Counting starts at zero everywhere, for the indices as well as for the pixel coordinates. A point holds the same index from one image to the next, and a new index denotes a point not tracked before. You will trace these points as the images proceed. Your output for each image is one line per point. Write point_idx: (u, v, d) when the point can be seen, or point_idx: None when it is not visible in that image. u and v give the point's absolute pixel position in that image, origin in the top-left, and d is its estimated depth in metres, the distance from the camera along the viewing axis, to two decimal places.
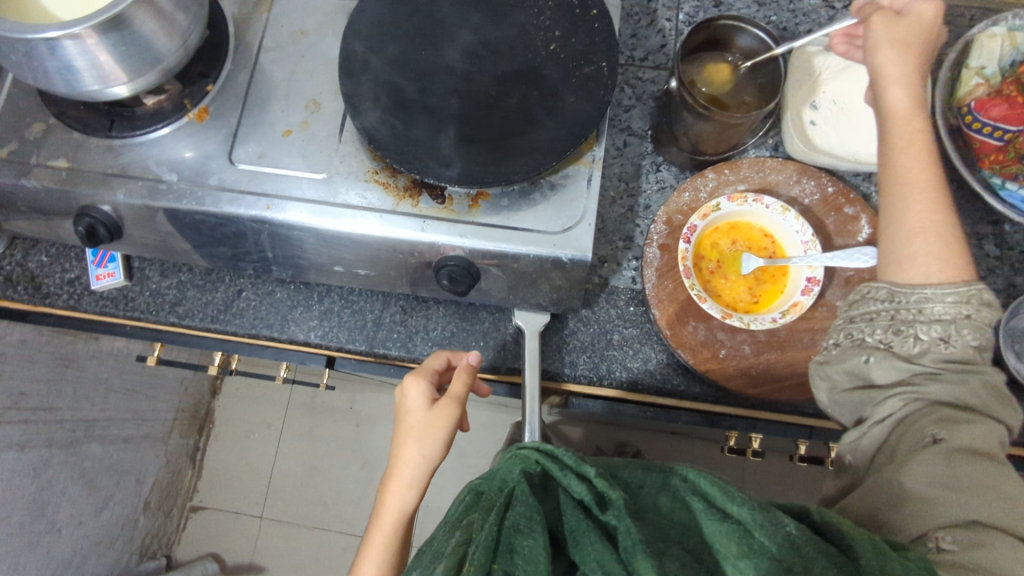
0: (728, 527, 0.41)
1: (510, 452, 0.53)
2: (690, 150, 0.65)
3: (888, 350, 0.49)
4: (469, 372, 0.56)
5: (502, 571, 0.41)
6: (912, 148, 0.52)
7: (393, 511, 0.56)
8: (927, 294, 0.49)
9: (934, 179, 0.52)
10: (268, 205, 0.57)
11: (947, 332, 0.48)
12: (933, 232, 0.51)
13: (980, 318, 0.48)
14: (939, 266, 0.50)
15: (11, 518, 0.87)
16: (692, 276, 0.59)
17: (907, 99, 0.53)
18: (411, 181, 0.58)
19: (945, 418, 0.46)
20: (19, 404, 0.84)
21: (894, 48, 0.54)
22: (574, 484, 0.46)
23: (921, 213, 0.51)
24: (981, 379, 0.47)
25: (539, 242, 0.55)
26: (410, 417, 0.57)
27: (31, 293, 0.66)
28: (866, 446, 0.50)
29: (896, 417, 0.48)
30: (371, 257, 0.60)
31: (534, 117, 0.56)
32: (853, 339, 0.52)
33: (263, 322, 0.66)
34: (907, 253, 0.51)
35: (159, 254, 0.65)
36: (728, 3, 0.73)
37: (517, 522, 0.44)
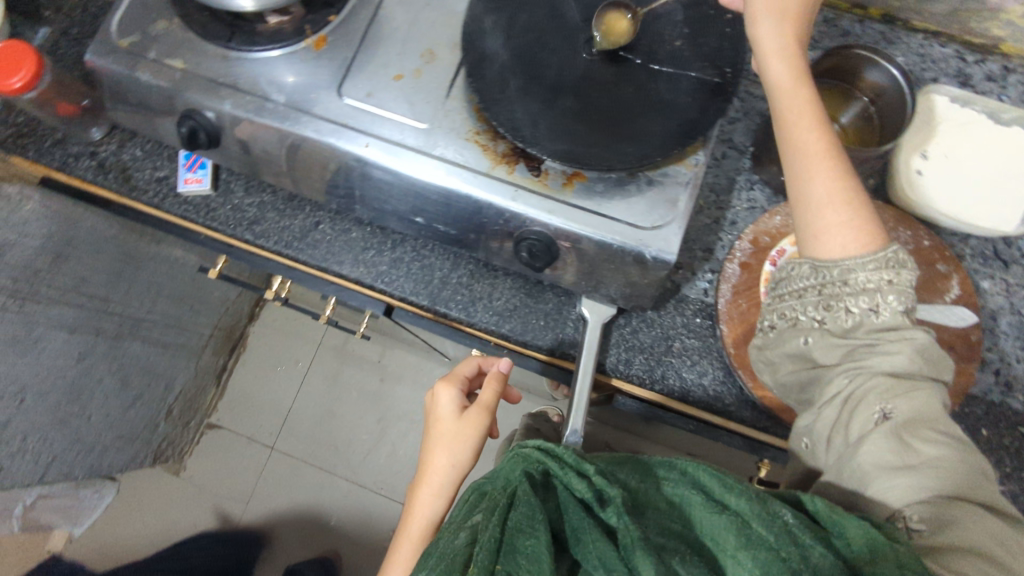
0: (727, 520, 0.42)
1: (513, 450, 0.52)
2: (788, 176, 0.63)
3: (822, 329, 0.51)
4: (499, 382, 0.60)
5: (504, 571, 0.41)
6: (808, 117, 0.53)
7: (422, 518, 0.59)
8: (850, 265, 0.49)
9: (832, 147, 0.52)
10: (366, 143, 0.57)
11: (874, 301, 0.49)
12: (840, 201, 0.50)
13: (903, 281, 0.48)
14: (853, 236, 0.50)
15: (51, 395, 0.89)
16: (772, 299, 0.60)
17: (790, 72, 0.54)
18: (511, 148, 0.58)
19: (889, 391, 0.47)
20: (79, 289, 0.87)
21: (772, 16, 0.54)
22: (573, 481, 0.46)
23: (828, 181, 0.51)
24: (910, 343, 0.48)
25: (625, 234, 0.55)
26: (442, 424, 0.61)
27: (120, 184, 0.68)
28: (822, 429, 0.51)
29: (843, 393, 0.49)
30: (453, 215, 0.60)
31: (647, 109, 0.56)
32: (789, 319, 0.53)
33: (335, 258, 0.66)
34: (820, 226, 0.51)
35: (249, 170, 0.66)
36: (856, 34, 0.71)
37: (520, 523, 0.44)
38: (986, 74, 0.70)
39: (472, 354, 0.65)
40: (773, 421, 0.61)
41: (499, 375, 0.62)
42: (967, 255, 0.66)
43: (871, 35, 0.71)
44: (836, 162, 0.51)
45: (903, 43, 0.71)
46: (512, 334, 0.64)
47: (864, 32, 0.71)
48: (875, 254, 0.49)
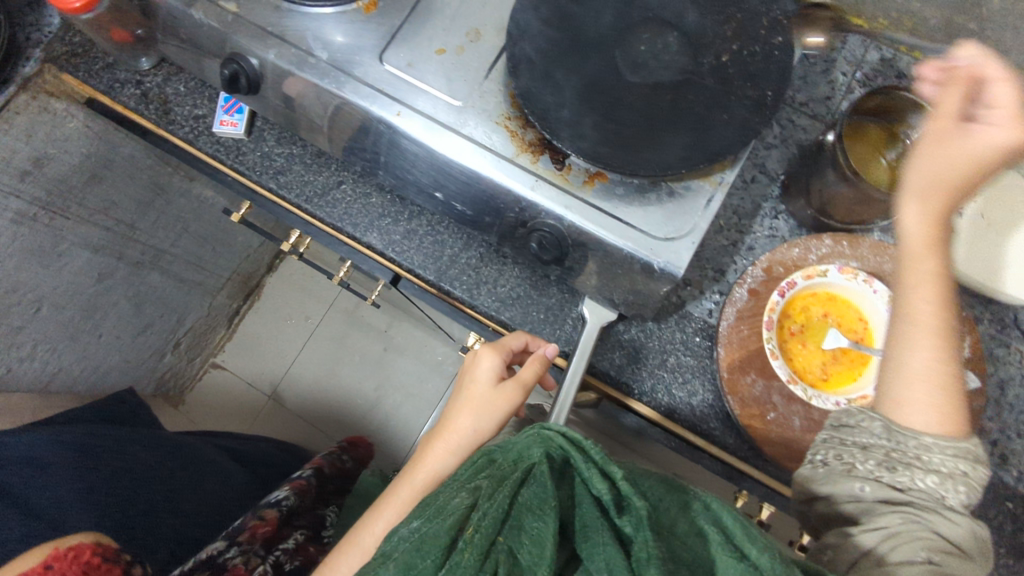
0: (742, 568, 0.41)
1: (531, 429, 0.52)
2: (814, 210, 0.62)
3: (878, 481, 0.49)
4: (541, 363, 0.59)
5: (505, 545, 0.42)
6: (934, 291, 0.51)
7: (429, 470, 0.59)
8: (925, 441, 0.48)
9: (942, 327, 0.51)
10: (399, 111, 0.58)
11: (941, 482, 0.47)
12: (935, 382, 0.50)
13: (974, 475, 0.48)
14: (936, 418, 0.49)
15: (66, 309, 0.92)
16: (773, 330, 0.57)
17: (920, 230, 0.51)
18: (539, 138, 0.57)
19: (938, 546, 0.45)
20: (108, 212, 0.90)
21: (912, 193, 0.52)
22: (595, 481, 0.46)
23: (930, 359, 0.50)
24: (969, 526, 0.46)
25: (637, 241, 0.54)
26: (476, 387, 0.61)
27: (159, 115, 0.70)
28: (850, 550, 0.48)
29: (892, 530, 0.46)
30: (471, 196, 0.60)
31: (681, 119, 0.55)
32: (842, 462, 0.51)
33: (351, 219, 0.67)
34: (907, 397, 0.50)
35: (284, 121, 0.67)
36: (910, 78, 0.70)
37: (530, 501, 0.45)
38: None
39: (518, 336, 0.62)
40: (754, 452, 0.61)
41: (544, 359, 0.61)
42: (984, 319, 0.64)
43: None
44: (942, 347, 0.50)
45: None
46: (511, 322, 0.65)
47: None
48: (958, 443, 0.48)
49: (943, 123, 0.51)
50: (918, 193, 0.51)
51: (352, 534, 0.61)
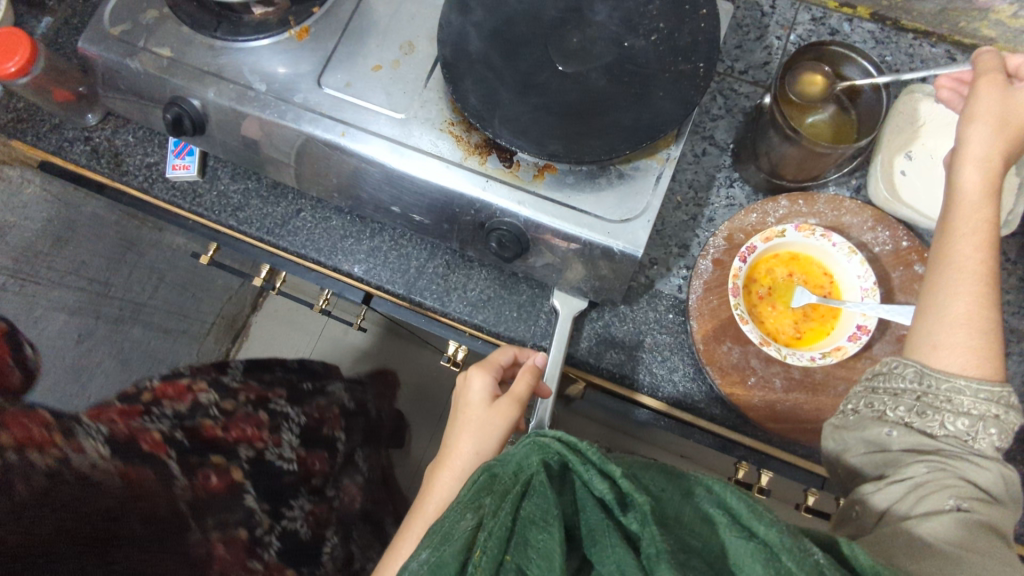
0: (753, 547, 0.41)
1: (527, 439, 0.52)
2: (766, 173, 0.63)
3: (909, 426, 0.49)
4: (533, 374, 0.57)
5: (514, 563, 0.41)
6: (976, 234, 0.51)
7: (438, 500, 0.57)
8: (959, 384, 0.48)
9: (989, 272, 0.50)
10: (343, 132, 0.58)
11: (973, 427, 0.47)
12: (977, 329, 0.49)
13: (1008, 420, 0.47)
14: (976, 360, 0.48)
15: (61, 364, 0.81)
16: (738, 296, 0.57)
17: (978, 186, 0.51)
18: (484, 140, 0.58)
19: (968, 491, 0.45)
20: None
21: (988, 124, 0.52)
22: (596, 481, 0.46)
23: (972, 304, 0.49)
24: (999, 471, 0.46)
25: (594, 227, 0.55)
26: (471, 410, 0.59)
27: (111, 168, 0.70)
28: (878, 501, 0.48)
29: (915, 481, 0.46)
30: (428, 205, 0.60)
31: (618, 103, 0.56)
32: (874, 410, 0.51)
33: (314, 245, 0.67)
34: (943, 339, 0.49)
35: (235, 157, 0.67)
36: (843, 33, 0.71)
37: (533, 514, 0.45)
38: None
39: (507, 347, 0.62)
40: (743, 420, 0.61)
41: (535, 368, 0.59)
42: None
43: (860, 34, 0.71)
44: (985, 289, 0.50)
45: (891, 44, 0.70)
46: (484, 324, 0.65)
47: (852, 31, 0.71)
48: (993, 386, 0.48)
49: (993, 77, 0.53)
50: (990, 120, 0.52)
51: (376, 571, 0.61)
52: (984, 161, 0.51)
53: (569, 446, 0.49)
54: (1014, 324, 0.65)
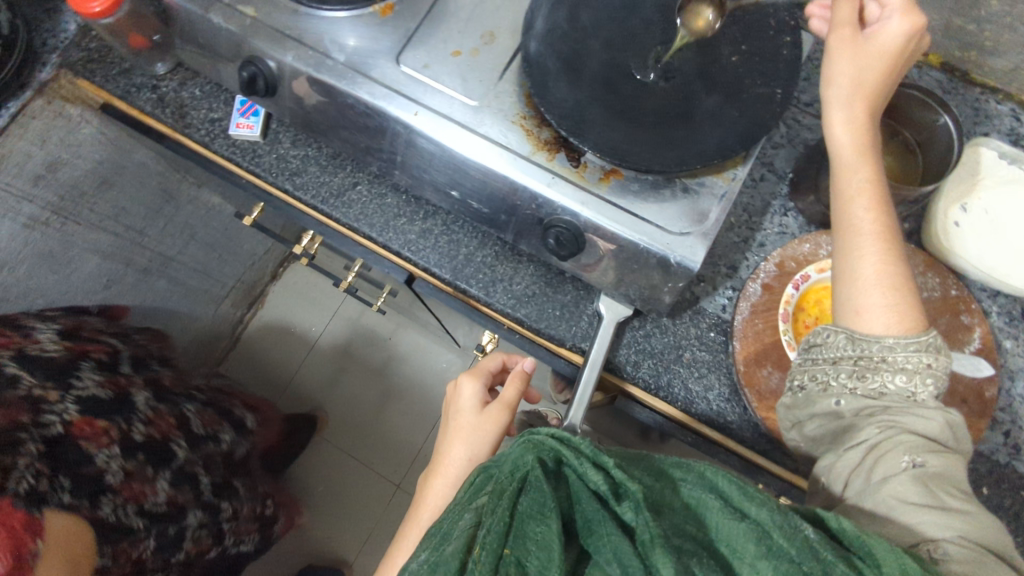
0: (744, 527, 0.41)
1: (519, 436, 0.50)
2: (824, 206, 0.63)
3: (853, 393, 0.51)
4: (522, 380, 0.62)
5: (514, 557, 0.42)
6: (872, 193, 0.53)
7: (432, 506, 0.60)
8: (888, 343, 0.50)
9: (889, 228, 0.53)
10: (416, 111, 0.59)
11: (911, 381, 0.49)
12: (885, 286, 0.51)
13: (940, 365, 0.49)
14: (895, 319, 0.51)
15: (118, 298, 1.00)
16: (788, 323, 0.59)
17: (853, 144, 0.54)
18: (554, 137, 0.59)
19: (920, 446, 0.46)
20: (117, 218, 0.91)
21: (844, 84, 0.54)
22: (590, 474, 0.45)
23: (879, 264, 0.52)
24: (945, 417, 0.48)
25: (653, 236, 0.55)
26: (463, 417, 0.63)
27: (175, 119, 0.70)
28: (840, 469, 0.49)
29: (869, 442, 0.48)
30: (488, 194, 0.61)
31: (692, 117, 0.56)
32: (818, 383, 0.53)
33: (367, 220, 0.67)
34: (865, 304, 0.52)
35: (299, 122, 0.68)
36: (912, 79, 0.71)
37: (530, 510, 0.44)
38: None
39: (496, 356, 0.67)
40: (772, 446, 0.61)
41: (523, 374, 0.64)
42: (993, 312, 0.64)
43: (928, 81, 0.71)
44: (890, 245, 0.52)
45: (958, 95, 0.71)
46: (526, 319, 0.64)
47: (921, 78, 0.72)
48: (919, 337, 0.50)
49: (842, 28, 0.54)
50: (839, 102, 0.54)
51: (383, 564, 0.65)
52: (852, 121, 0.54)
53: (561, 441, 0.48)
54: None
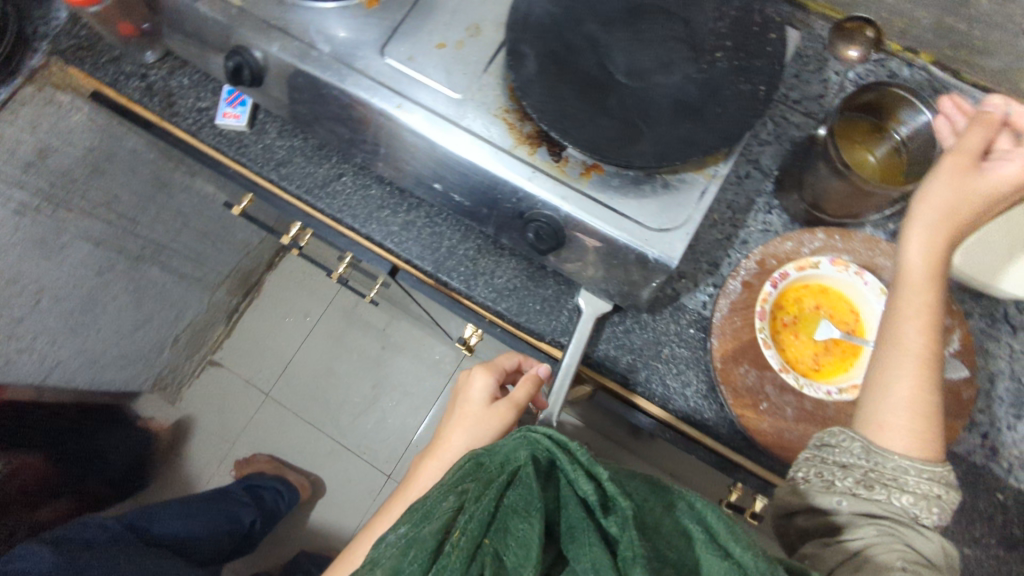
0: (726, 565, 0.42)
1: (518, 430, 0.51)
2: (807, 204, 0.63)
3: (856, 496, 0.49)
4: (535, 384, 0.60)
5: (491, 547, 0.42)
6: (921, 318, 0.52)
7: (421, 486, 0.61)
8: (904, 464, 0.49)
9: (932, 356, 0.51)
10: (399, 103, 0.59)
11: (917, 503, 0.48)
12: (915, 414, 0.50)
13: (946, 498, 0.49)
14: (912, 441, 0.50)
15: (111, 283, 1.01)
16: (765, 321, 0.58)
17: (923, 267, 0.52)
18: (536, 131, 0.59)
19: (914, 558, 0.46)
20: (109, 205, 0.92)
21: (930, 213, 0.51)
22: (581, 482, 0.46)
23: (915, 387, 0.51)
24: (942, 543, 0.47)
25: (632, 232, 0.55)
26: (469, 406, 0.62)
27: (162, 107, 0.71)
28: (825, 559, 0.48)
29: (866, 542, 0.48)
30: (470, 186, 0.61)
31: (674, 114, 0.56)
32: (822, 480, 0.51)
33: (350, 211, 0.68)
34: (887, 421, 0.51)
35: (286, 113, 0.68)
36: (902, 78, 0.71)
37: (515, 504, 0.45)
38: None
39: (506, 356, 0.65)
40: (748, 444, 0.61)
41: (536, 378, 0.62)
42: (974, 313, 0.63)
43: (918, 81, 0.71)
44: (928, 371, 0.51)
45: (947, 95, 0.71)
46: (506, 313, 0.65)
47: (911, 77, 0.71)
48: (933, 466, 0.49)
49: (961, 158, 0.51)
50: (923, 223, 0.52)
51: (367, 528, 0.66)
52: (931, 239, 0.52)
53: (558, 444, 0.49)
54: None
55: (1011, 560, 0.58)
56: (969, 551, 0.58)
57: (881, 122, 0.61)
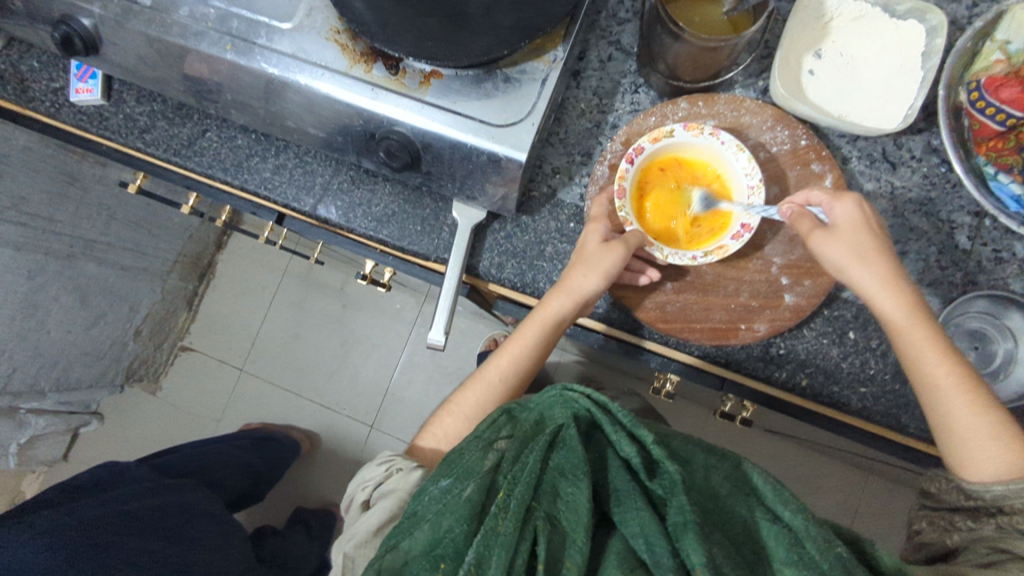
0: (778, 530, 0.46)
1: (556, 386, 0.53)
2: (666, 76, 0.61)
3: (962, 528, 0.51)
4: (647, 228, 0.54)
5: (543, 510, 0.46)
6: (933, 349, 0.52)
7: (546, 312, 0.58)
8: (999, 490, 0.48)
9: (965, 375, 0.52)
10: (229, 45, 0.57)
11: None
12: (989, 434, 0.50)
13: None
14: (1005, 464, 0.49)
15: (48, 286, 1.03)
16: (625, 199, 0.56)
17: (903, 306, 0.53)
18: (370, 47, 0.57)
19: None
20: (20, 207, 0.92)
21: (858, 262, 0.53)
22: (625, 444, 0.48)
23: (969, 411, 0.51)
24: None
25: (478, 132, 0.55)
26: (584, 246, 0.57)
27: (17, 95, 0.70)
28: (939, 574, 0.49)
29: (985, 560, 0.48)
30: (322, 116, 0.59)
31: (500, 5, 0.54)
32: (936, 525, 0.54)
33: (220, 165, 0.68)
34: (966, 456, 0.51)
35: (134, 78, 0.67)
36: None
37: (562, 466, 0.48)
38: None
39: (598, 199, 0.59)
40: (639, 323, 0.63)
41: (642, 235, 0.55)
42: (852, 158, 0.62)
43: None
44: (971, 393, 0.51)
45: None
46: (389, 239, 0.65)
47: None
48: None
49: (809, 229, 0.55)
50: (859, 258, 0.53)
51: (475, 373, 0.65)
52: (887, 285, 0.53)
53: (598, 403, 0.51)
54: (914, 222, 0.62)
55: (905, 391, 0.59)
56: (864, 389, 0.60)
57: None
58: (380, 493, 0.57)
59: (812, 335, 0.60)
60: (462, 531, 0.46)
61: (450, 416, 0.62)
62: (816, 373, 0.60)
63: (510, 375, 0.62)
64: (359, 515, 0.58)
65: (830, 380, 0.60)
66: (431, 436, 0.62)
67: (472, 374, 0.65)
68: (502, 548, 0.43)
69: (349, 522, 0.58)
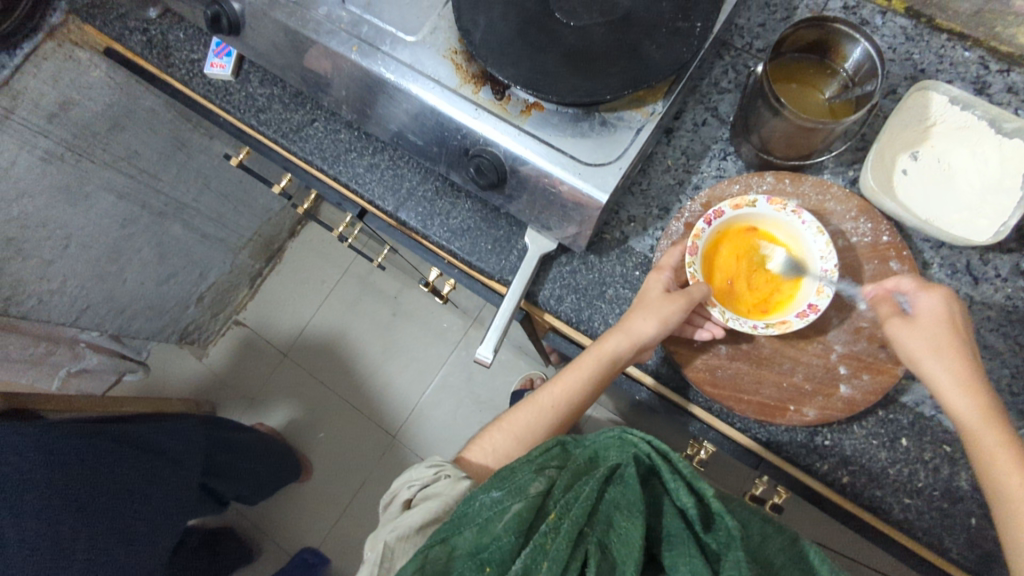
0: None
1: (614, 430, 0.53)
2: (756, 148, 0.62)
3: None
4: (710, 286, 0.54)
5: (594, 537, 0.45)
6: (1004, 460, 0.49)
7: (602, 351, 0.59)
8: None
9: None
10: (355, 47, 0.61)
11: None
12: None
13: None
14: None
15: (135, 236, 1.11)
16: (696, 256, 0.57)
17: (976, 411, 0.50)
18: (482, 71, 0.61)
19: None
20: (131, 160, 1.01)
21: (934, 359, 0.51)
22: (682, 494, 0.47)
23: None
24: None
25: (566, 166, 0.57)
26: (648, 294, 0.58)
27: (159, 59, 0.77)
28: None
29: None
30: (423, 124, 0.63)
31: (610, 54, 0.57)
32: None
33: (320, 154, 0.72)
34: None
35: (263, 63, 0.73)
36: (874, 25, 0.67)
37: (617, 501, 0.48)
38: (1008, 86, 0.64)
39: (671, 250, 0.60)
40: (685, 383, 0.63)
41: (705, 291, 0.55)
42: (934, 264, 0.61)
43: (891, 28, 0.66)
44: None
45: (923, 42, 0.66)
46: (459, 252, 0.68)
47: (883, 25, 0.67)
48: None
49: (892, 319, 0.54)
50: (934, 356, 0.51)
51: (531, 395, 0.66)
52: (961, 389, 0.51)
53: (659, 451, 0.50)
54: (989, 341, 0.60)
55: (953, 513, 0.56)
56: (909, 501, 0.57)
57: (825, 60, 0.60)
58: (425, 494, 0.58)
59: (862, 434, 0.59)
60: (511, 541, 0.46)
61: (499, 433, 0.63)
62: (860, 473, 0.58)
63: (563, 403, 0.63)
64: (400, 512, 0.59)
65: (873, 482, 0.58)
66: (479, 449, 0.63)
67: (527, 395, 0.66)
68: (552, 567, 0.43)
69: (390, 517, 0.59)
